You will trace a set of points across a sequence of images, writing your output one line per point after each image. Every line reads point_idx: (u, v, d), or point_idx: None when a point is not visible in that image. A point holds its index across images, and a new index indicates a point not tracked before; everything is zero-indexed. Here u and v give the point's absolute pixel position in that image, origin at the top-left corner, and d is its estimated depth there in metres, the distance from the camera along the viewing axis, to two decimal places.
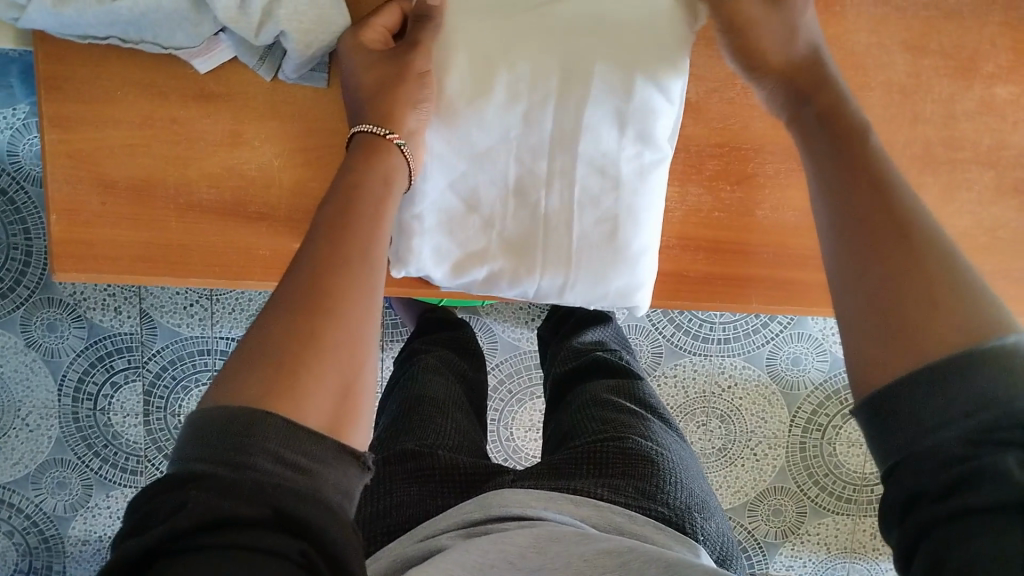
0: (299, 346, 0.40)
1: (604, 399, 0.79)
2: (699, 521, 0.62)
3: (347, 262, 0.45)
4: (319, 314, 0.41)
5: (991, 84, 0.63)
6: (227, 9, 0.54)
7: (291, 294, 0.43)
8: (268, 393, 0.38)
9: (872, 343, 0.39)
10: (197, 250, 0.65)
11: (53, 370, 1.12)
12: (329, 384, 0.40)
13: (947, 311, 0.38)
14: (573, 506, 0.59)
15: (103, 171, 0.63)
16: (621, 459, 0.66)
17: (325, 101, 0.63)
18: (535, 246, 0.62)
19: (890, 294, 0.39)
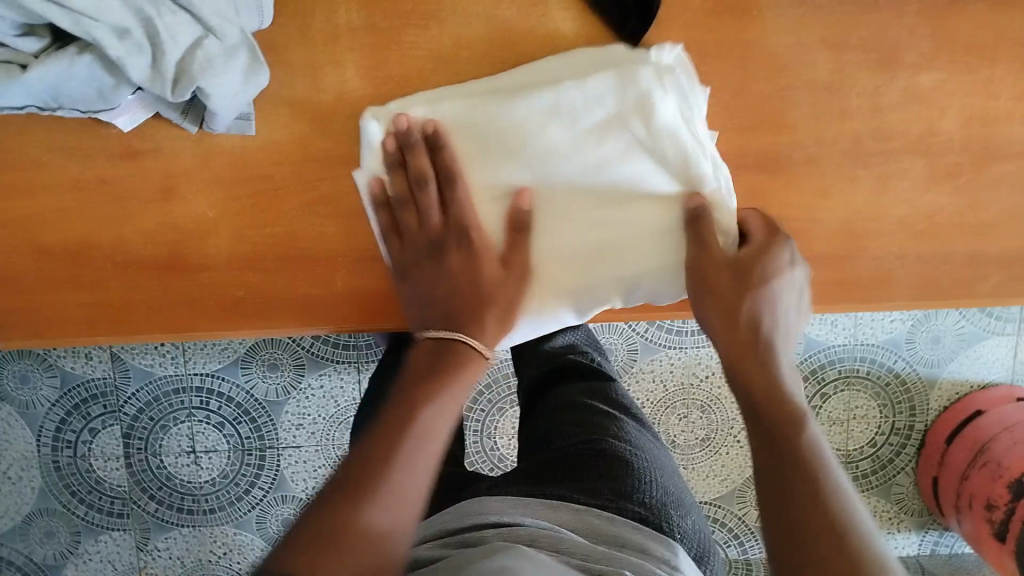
0: (362, 490, 0.46)
1: (578, 404, 0.77)
2: (675, 519, 0.60)
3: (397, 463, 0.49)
4: (399, 448, 0.49)
5: (914, 74, 0.63)
6: (141, 73, 0.53)
7: (368, 461, 0.48)
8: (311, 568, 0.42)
9: (776, 566, 0.43)
10: (141, 307, 0.65)
11: (30, 421, 1.12)
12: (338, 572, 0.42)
13: (825, 572, 0.43)
14: (549, 510, 0.57)
15: (37, 236, 0.63)
16: (596, 464, 0.64)
17: (253, 149, 0.62)
18: (553, 288, 0.63)
19: (815, 549, 0.44)
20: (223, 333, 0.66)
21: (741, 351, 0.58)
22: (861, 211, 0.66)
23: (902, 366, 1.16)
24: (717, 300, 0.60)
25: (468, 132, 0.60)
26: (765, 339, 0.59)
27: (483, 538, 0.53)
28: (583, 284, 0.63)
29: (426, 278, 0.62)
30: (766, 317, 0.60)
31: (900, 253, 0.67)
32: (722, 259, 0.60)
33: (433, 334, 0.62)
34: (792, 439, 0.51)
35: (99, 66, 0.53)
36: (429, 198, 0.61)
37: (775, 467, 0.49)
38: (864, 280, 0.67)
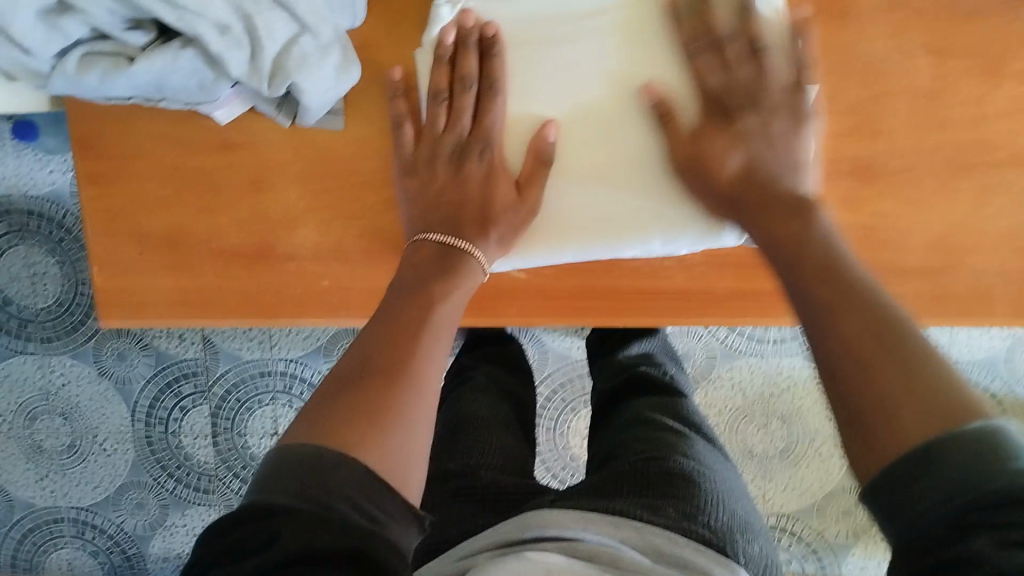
0: (365, 379, 0.44)
1: (646, 418, 0.76)
2: (741, 544, 0.58)
3: (403, 353, 0.47)
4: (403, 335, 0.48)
5: (1023, 81, 0.60)
6: (240, 66, 0.55)
7: (358, 351, 0.47)
8: (354, 444, 0.41)
9: (863, 382, 0.41)
10: (230, 292, 0.67)
11: (126, 398, 1.18)
12: (390, 446, 0.42)
13: (905, 394, 0.39)
14: (612, 527, 0.55)
15: (137, 222, 0.66)
16: (663, 478, 0.62)
17: (342, 144, 0.64)
18: (563, 232, 0.61)
19: (867, 371, 0.41)
20: (304, 320, 0.68)
21: (732, 207, 0.58)
22: (961, 224, 0.63)
23: (1000, 387, 1.10)
24: (717, 123, 0.59)
25: (551, 21, 0.60)
26: (782, 182, 0.57)
27: (546, 550, 0.51)
28: (602, 207, 0.61)
29: (434, 176, 0.61)
30: (805, 173, 0.58)
31: (1004, 270, 0.63)
32: (762, 104, 0.58)
33: (440, 238, 0.59)
34: (857, 287, 0.46)
35: (201, 60, 0.55)
36: (467, 102, 0.60)
37: (812, 306, 0.46)
38: (961, 294, 0.64)
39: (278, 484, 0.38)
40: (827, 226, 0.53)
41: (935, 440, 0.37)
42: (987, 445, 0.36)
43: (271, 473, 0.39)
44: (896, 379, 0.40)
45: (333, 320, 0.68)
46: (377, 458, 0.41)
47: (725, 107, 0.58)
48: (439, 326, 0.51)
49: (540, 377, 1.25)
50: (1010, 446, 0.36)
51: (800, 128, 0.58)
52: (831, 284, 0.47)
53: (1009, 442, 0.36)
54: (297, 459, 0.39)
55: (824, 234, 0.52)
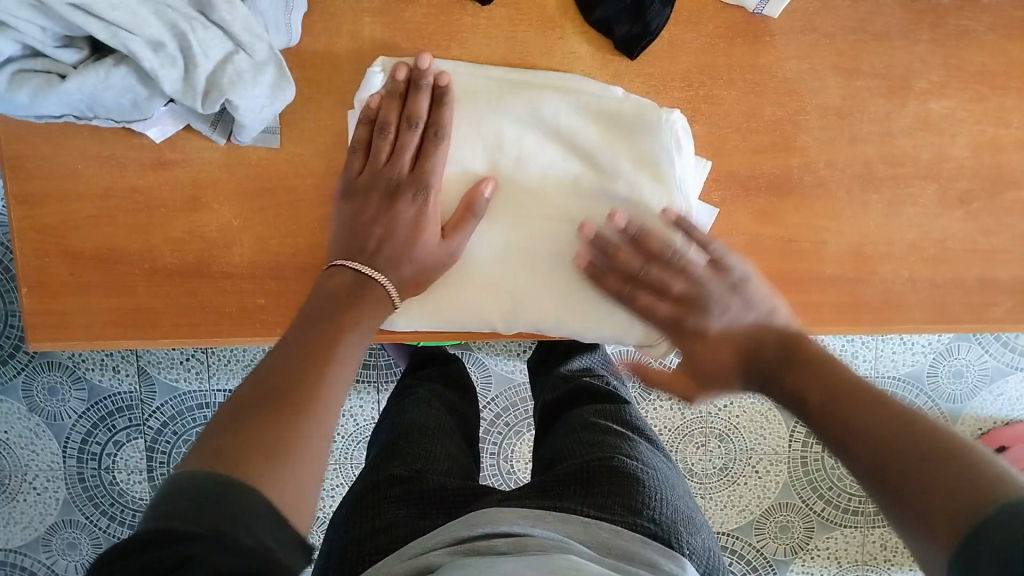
0: (271, 403, 0.45)
1: (591, 424, 0.77)
2: (685, 537, 0.59)
3: (310, 360, 0.49)
4: (314, 351, 0.50)
5: (925, 100, 0.64)
6: (174, 83, 0.56)
7: (262, 371, 0.47)
8: (241, 465, 0.41)
9: (917, 475, 0.39)
10: (165, 311, 0.67)
11: (57, 433, 1.15)
12: (277, 477, 0.41)
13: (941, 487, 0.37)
14: (561, 524, 0.56)
15: (69, 243, 0.65)
16: (606, 476, 0.64)
17: (278, 163, 0.64)
18: (472, 295, 0.65)
19: (910, 476, 0.39)
20: (243, 339, 0.67)
21: (749, 371, 0.59)
22: (872, 234, 0.66)
23: (924, 401, 1.25)
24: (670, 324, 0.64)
25: (471, 100, 0.62)
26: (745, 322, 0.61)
27: (495, 546, 0.52)
28: (511, 279, 0.65)
29: (366, 206, 0.60)
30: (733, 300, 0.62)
31: (913, 278, 0.67)
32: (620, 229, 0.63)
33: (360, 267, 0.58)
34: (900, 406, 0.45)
35: (134, 77, 0.56)
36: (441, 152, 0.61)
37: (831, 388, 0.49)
38: (875, 303, 0.68)
39: (170, 510, 0.37)
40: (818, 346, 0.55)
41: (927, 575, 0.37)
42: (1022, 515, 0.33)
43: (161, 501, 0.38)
44: (936, 474, 0.38)
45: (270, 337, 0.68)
46: (275, 491, 0.41)
47: (612, 243, 0.63)
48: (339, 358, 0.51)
49: (483, 401, 1.26)
50: None
51: (748, 292, 0.62)
52: (871, 409, 0.45)
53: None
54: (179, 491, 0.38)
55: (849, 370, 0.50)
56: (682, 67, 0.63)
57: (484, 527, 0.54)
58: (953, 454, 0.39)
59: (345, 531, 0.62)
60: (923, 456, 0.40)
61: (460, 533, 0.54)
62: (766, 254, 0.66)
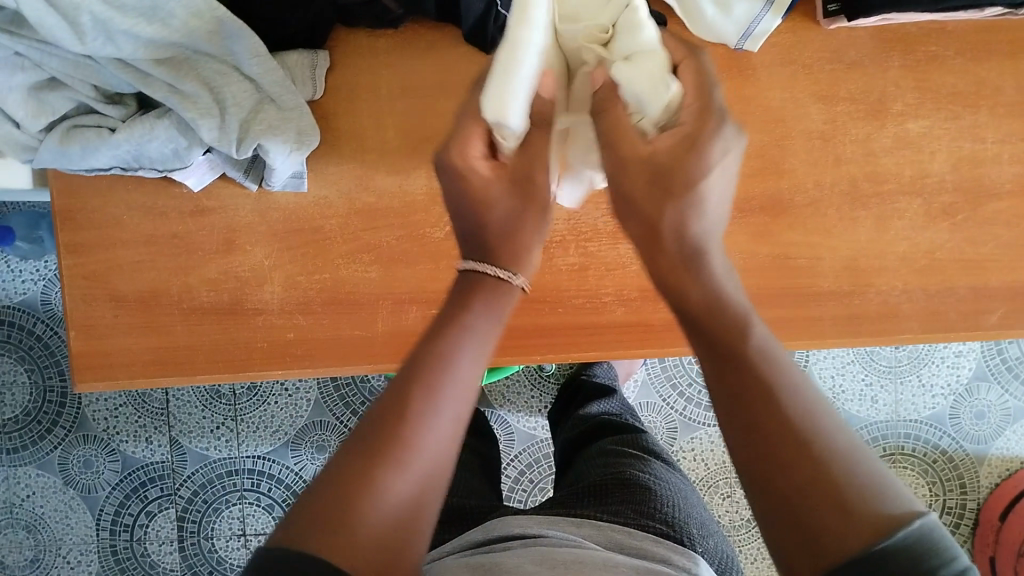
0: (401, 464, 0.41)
1: (609, 449, 0.82)
2: (697, 537, 0.65)
3: (423, 386, 0.43)
4: (444, 346, 0.45)
5: (902, 121, 0.69)
6: (210, 132, 0.62)
7: (371, 429, 0.42)
8: (305, 532, 0.38)
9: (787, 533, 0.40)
10: (202, 349, 0.71)
11: (90, 506, 1.18)
12: (318, 540, 0.38)
13: (835, 501, 0.38)
14: (574, 527, 0.62)
15: (116, 288, 0.70)
16: (622, 488, 0.70)
17: (306, 205, 0.70)
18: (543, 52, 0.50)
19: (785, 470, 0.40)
20: (271, 373, 0.71)
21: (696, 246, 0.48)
22: (864, 249, 0.70)
23: (949, 443, 1.26)
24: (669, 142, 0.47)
25: None
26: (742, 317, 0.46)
27: (509, 548, 0.58)
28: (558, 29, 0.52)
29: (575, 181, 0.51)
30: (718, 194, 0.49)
31: (908, 288, 0.71)
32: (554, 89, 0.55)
33: (470, 265, 0.49)
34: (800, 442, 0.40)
35: (175, 129, 0.63)
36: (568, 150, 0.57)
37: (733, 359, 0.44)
38: (872, 313, 0.71)
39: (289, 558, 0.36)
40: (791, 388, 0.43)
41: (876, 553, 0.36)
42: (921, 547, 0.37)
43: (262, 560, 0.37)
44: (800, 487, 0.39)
45: (298, 370, 0.71)
46: (357, 545, 0.38)
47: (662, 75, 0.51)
48: (451, 368, 0.45)
49: (508, 458, 1.28)
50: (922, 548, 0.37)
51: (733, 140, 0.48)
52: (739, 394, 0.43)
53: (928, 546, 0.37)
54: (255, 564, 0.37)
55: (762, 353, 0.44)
56: None
57: (500, 532, 0.61)
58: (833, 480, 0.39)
59: None
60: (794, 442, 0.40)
61: (482, 538, 0.61)
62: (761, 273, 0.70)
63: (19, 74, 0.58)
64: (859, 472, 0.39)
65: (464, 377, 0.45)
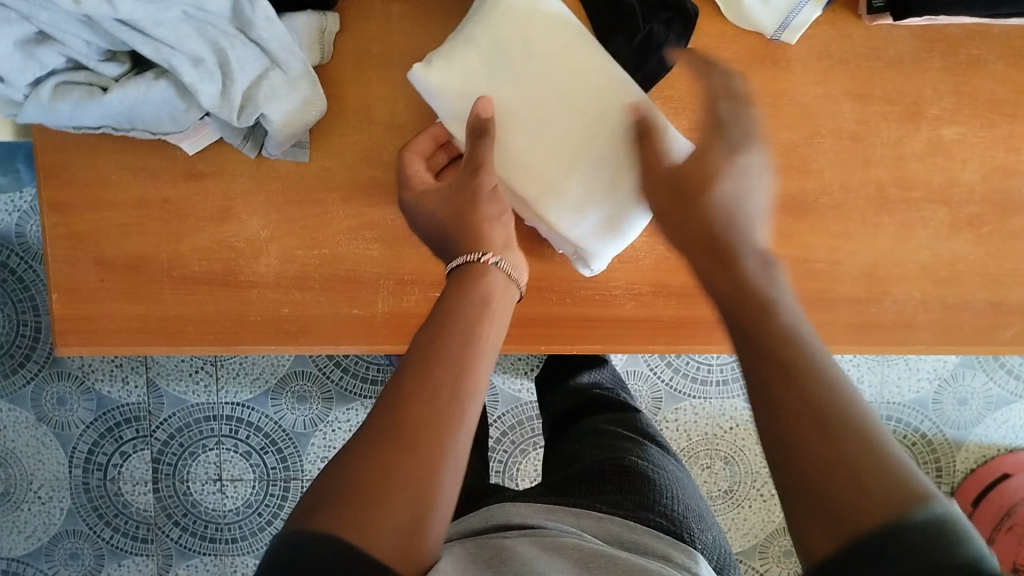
0: (435, 426, 0.41)
1: (601, 429, 0.79)
2: (696, 532, 0.61)
3: (447, 357, 0.45)
4: (469, 337, 0.47)
5: (936, 126, 0.67)
6: (211, 98, 0.58)
7: (400, 395, 0.42)
8: (347, 523, 0.37)
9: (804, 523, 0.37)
10: (191, 320, 0.68)
11: (63, 443, 1.15)
12: (373, 517, 0.38)
13: (875, 477, 0.35)
14: (573, 517, 0.58)
15: (101, 251, 0.67)
16: (619, 476, 0.67)
17: (307, 175, 0.66)
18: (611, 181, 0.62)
19: (815, 461, 0.37)
20: (265, 350, 0.69)
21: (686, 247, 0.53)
22: (883, 257, 0.68)
23: (928, 427, 1.24)
24: (667, 199, 0.56)
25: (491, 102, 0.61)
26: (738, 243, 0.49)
27: (508, 538, 0.53)
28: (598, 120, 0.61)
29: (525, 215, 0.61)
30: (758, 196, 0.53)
31: (925, 299, 0.69)
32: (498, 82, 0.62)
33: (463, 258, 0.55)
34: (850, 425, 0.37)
35: (173, 91, 0.58)
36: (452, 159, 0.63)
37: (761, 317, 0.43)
38: (886, 322, 0.69)
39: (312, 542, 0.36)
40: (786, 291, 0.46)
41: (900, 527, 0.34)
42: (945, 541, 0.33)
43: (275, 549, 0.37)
44: (842, 473, 0.36)
45: (292, 347, 0.68)
46: (384, 525, 0.38)
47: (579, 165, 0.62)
48: (480, 345, 0.47)
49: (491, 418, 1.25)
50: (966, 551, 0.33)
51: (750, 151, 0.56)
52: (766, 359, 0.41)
53: (964, 536, 0.34)
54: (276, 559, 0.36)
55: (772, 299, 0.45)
56: (700, 90, 0.65)
57: (499, 520, 0.56)
58: (873, 466, 0.36)
59: None
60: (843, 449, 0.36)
61: (474, 526, 0.57)
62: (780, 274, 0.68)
63: (7, 27, 0.52)
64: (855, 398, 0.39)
65: (488, 361, 0.47)
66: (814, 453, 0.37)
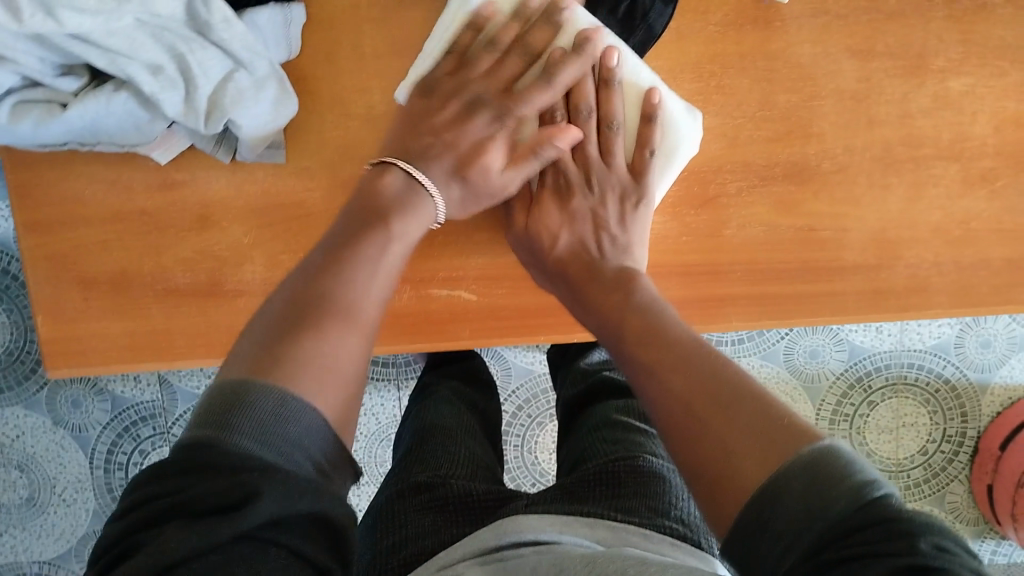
0: (344, 316, 0.46)
1: (612, 420, 0.78)
2: (713, 539, 0.60)
3: (345, 253, 0.50)
4: (369, 235, 0.52)
5: (943, 78, 0.63)
6: (175, 107, 0.55)
7: (298, 290, 0.47)
8: (262, 369, 0.42)
9: (714, 506, 0.40)
10: (179, 333, 0.66)
11: (82, 445, 1.09)
12: (292, 382, 0.41)
13: (747, 443, 0.39)
14: (587, 528, 0.55)
15: (81, 269, 0.64)
16: (634, 476, 0.65)
17: (285, 177, 0.64)
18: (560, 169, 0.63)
19: (718, 429, 0.41)
20: None
21: (564, 277, 0.62)
22: (893, 220, 0.65)
23: (952, 372, 1.18)
24: (550, 201, 0.65)
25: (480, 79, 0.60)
26: (600, 263, 0.62)
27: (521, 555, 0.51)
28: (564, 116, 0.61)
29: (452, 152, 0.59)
30: (635, 249, 0.62)
31: (939, 261, 0.66)
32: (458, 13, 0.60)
33: (372, 185, 0.56)
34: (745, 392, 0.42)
35: (135, 102, 0.55)
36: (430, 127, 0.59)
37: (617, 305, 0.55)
38: (898, 288, 0.66)
39: (216, 420, 0.39)
40: (652, 294, 0.56)
41: (782, 472, 0.37)
42: (832, 470, 0.36)
43: (200, 414, 0.40)
44: (735, 433, 0.40)
45: None
46: (325, 403, 0.42)
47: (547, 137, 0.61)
48: (387, 257, 0.51)
49: (504, 395, 1.19)
50: (839, 468, 0.36)
51: (635, 216, 0.62)
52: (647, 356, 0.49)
53: (846, 461, 0.37)
54: (192, 443, 0.38)
55: (647, 302, 0.55)
56: (690, 58, 0.62)
57: (511, 538, 0.53)
58: (760, 405, 0.41)
59: (376, 543, 0.63)
60: (732, 405, 0.42)
61: (486, 544, 0.54)
62: (786, 246, 0.65)
63: None
64: (748, 384, 0.42)
65: (393, 274, 0.52)
66: (733, 419, 0.41)
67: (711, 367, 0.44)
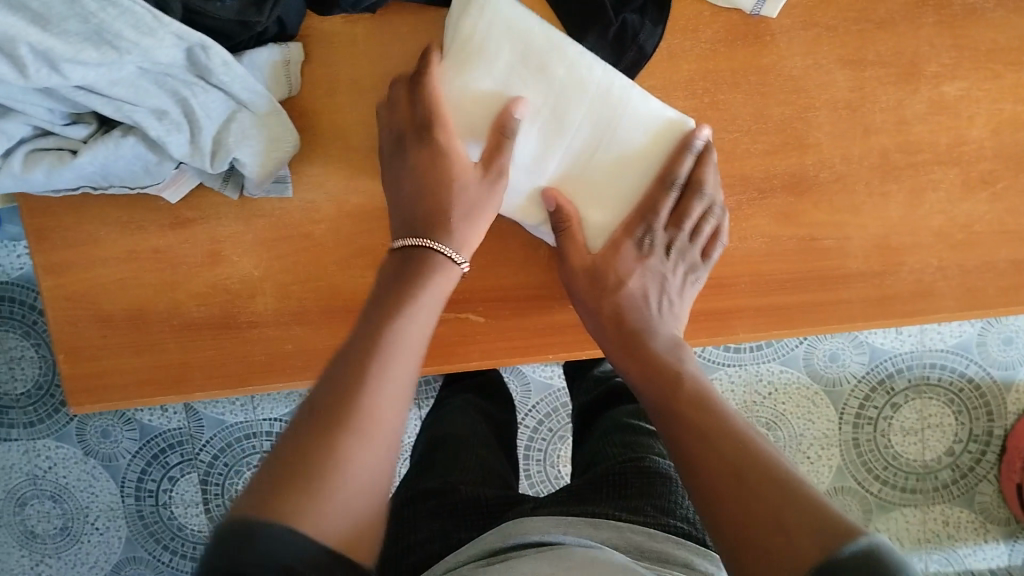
0: (372, 417, 0.44)
1: (622, 423, 0.78)
2: None
3: (384, 337, 0.49)
4: (404, 323, 0.50)
5: (937, 84, 0.64)
6: (181, 149, 0.57)
7: (336, 386, 0.45)
8: (276, 502, 0.40)
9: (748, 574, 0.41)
10: (195, 365, 0.67)
11: (113, 474, 1.10)
12: (327, 497, 0.41)
13: (785, 526, 0.41)
14: (592, 528, 0.56)
15: (100, 308, 0.66)
16: (641, 476, 0.65)
17: (292, 210, 0.65)
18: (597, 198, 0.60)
19: (753, 508, 0.43)
20: (271, 388, 0.68)
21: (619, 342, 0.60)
22: (895, 226, 0.65)
23: (975, 370, 1.17)
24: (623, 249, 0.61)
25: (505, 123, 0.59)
26: (654, 325, 0.60)
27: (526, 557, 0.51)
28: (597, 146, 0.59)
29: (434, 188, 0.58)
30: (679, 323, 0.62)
31: (943, 266, 0.66)
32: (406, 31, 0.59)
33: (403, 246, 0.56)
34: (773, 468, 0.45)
35: (142, 146, 0.57)
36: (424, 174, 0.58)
37: (655, 370, 0.57)
38: (904, 294, 0.66)
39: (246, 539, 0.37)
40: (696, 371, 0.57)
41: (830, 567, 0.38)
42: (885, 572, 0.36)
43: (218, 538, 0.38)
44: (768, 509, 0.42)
45: (298, 382, 0.68)
46: (331, 521, 0.40)
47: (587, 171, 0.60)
48: (416, 337, 0.50)
49: (524, 410, 1.19)
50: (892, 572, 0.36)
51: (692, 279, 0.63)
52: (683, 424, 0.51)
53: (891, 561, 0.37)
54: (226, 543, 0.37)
55: (695, 381, 0.55)
56: (683, 75, 0.63)
57: (515, 539, 0.54)
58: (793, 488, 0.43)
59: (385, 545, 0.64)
60: (764, 478, 0.44)
61: (492, 545, 0.54)
62: (788, 256, 0.65)
63: None
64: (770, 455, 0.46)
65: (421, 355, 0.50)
66: (761, 496, 0.43)
67: (737, 437, 0.48)
